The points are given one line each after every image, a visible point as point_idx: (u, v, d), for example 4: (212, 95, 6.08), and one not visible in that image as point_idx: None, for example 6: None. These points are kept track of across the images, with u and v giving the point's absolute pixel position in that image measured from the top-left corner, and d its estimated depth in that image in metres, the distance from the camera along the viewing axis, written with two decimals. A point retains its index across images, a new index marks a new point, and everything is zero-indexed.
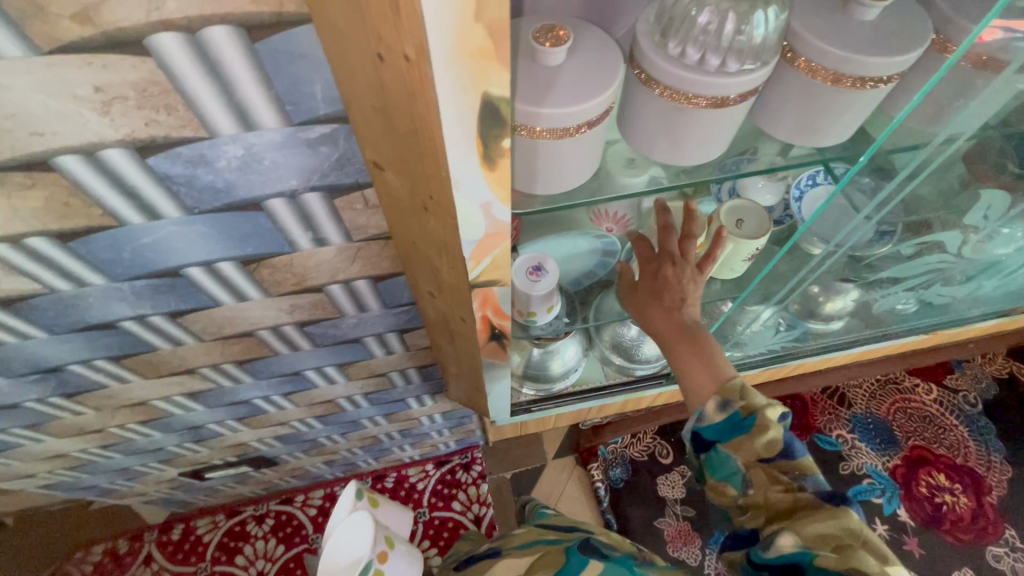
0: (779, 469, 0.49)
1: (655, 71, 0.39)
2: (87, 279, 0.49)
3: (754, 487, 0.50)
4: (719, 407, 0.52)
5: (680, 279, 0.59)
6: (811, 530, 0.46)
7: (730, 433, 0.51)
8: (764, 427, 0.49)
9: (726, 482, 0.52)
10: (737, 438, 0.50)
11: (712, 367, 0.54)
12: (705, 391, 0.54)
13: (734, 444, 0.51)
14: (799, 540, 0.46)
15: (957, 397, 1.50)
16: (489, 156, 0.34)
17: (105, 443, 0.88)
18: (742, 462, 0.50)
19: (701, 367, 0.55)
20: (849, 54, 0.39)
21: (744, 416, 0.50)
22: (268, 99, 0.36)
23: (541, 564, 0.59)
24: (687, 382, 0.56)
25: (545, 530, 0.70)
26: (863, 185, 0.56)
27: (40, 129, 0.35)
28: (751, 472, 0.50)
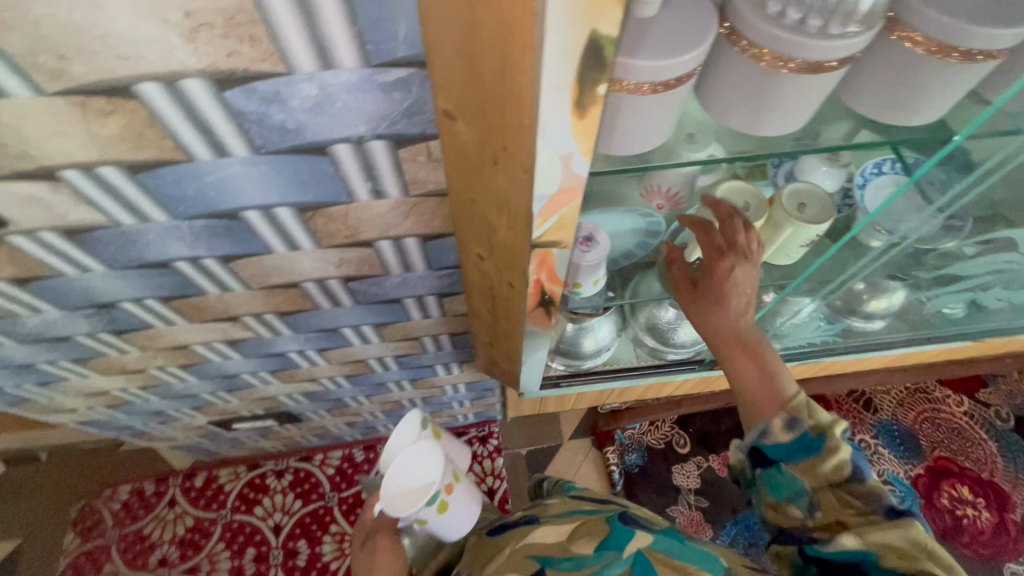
0: (850, 492, 0.49)
1: (752, 32, 0.38)
2: (149, 214, 0.49)
3: (822, 510, 0.50)
4: (785, 425, 0.53)
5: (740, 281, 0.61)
6: (875, 537, 0.46)
7: (798, 453, 0.52)
8: (833, 448, 0.50)
9: (789, 503, 0.52)
10: (805, 460, 0.51)
11: (777, 383, 0.56)
12: (769, 409, 0.55)
13: (803, 465, 0.51)
14: (860, 542, 0.46)
15: (989, 411, 1.46)
16: (582, 103, 0.33)
17: (144, 384, 0.90)
18: (810, 483, 0.51)
19: (763, 382, 0.57)
20: (959, 24, 0.37)
21: (814, 436, 0.51)
22: (350, 37, 0.35)
23: (587, 531, 0.61)
24: (748, 393, 0.58)
25: (581, 500, 0.72)
26: (934, 177, 0.54)
27: (126, 53, 0.35)
28: (819, 495, 0.51)
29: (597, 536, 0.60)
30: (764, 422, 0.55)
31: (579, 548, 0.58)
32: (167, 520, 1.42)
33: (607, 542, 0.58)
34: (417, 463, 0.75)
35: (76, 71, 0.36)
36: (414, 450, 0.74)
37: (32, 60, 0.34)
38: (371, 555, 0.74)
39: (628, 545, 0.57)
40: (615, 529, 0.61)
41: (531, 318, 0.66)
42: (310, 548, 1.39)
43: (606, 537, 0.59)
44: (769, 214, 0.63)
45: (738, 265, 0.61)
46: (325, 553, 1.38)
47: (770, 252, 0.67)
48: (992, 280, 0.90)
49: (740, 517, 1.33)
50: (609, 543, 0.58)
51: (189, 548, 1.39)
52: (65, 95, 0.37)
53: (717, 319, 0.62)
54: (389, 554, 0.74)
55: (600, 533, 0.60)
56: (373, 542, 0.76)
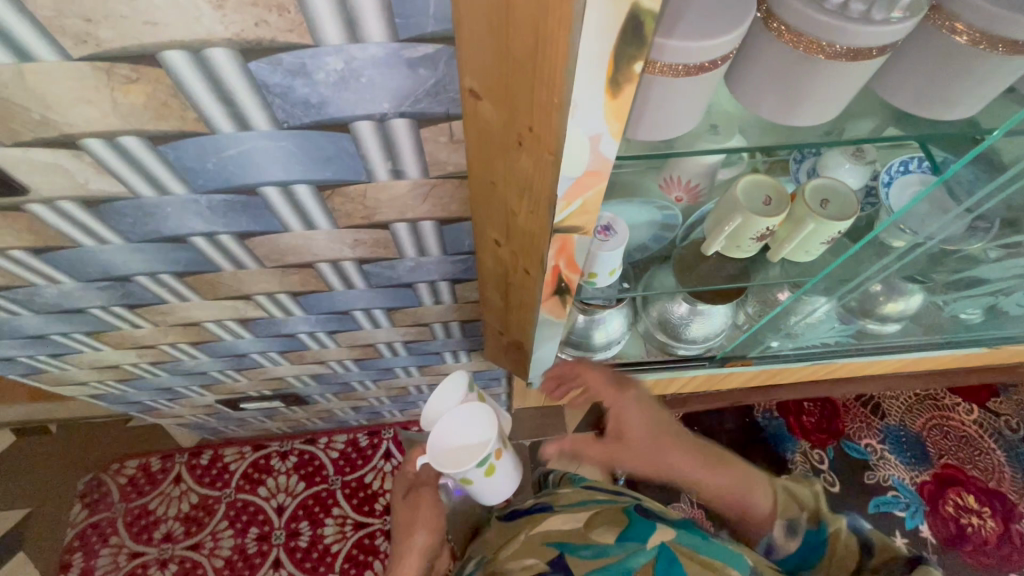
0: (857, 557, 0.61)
1: (792, 15, 0.37)
2: (169, 187, 0.49)
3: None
4: (788, 531, 0.66)
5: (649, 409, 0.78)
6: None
7: (815, 551, 0.63)
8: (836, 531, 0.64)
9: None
10: (824, 554, 0.62)
11: (757, 497, 0.69)
12: (761, 511, 0.68)
13: (825, 560, 0.62)
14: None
15: (999, 420, 1.44)
16: (617, 81, 0.32)
17: (155, 359, 0.91)
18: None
19: (745, 489, 0.70)
20: (1006, 13, 0.37)
21: (817, 531, 0.65)
22: (380, 9, 0.35)
23: (606, 521, 0.66)
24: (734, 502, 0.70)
25: (593, 491, 0.76)
26: (961, 179, 0.53)
27: (153, 19, 0.34)
28: None
29: (618, 526, 0.65)
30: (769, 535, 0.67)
31: (597, 535, 0.63)
32: (172, 497, 1.43)
33: (629, 533, 0.63)
34: (465, 424, 0.73)
35: (103, 36, 0.35)
36: (464, 411, 0.72)
37: (59, 22, 0.34)
38: (414, 507, 0.78)
39: (651, 538, 0.61)
40: (634, 521, 0.65)
41: (546, 307, 0.64)
42: (312, 530, 1.40)
43: (626, 528, 0.64)
44: (790, 210, 0.62)
45: (635, 396, 0.77)
46: (327, 535, 1.39)
47: (788, 248, 0.66)
48: (1012, 286, 0.89)
49: None
50: (630, 535, 0.62)
51: (193, 525, 1.40)
52: (91, 60, 0.37)
53: (667, 458, 0.74)
54: (432, 510, 0.77)
55: (618, 524, 0.65)
56: (416, 495, 0.79)
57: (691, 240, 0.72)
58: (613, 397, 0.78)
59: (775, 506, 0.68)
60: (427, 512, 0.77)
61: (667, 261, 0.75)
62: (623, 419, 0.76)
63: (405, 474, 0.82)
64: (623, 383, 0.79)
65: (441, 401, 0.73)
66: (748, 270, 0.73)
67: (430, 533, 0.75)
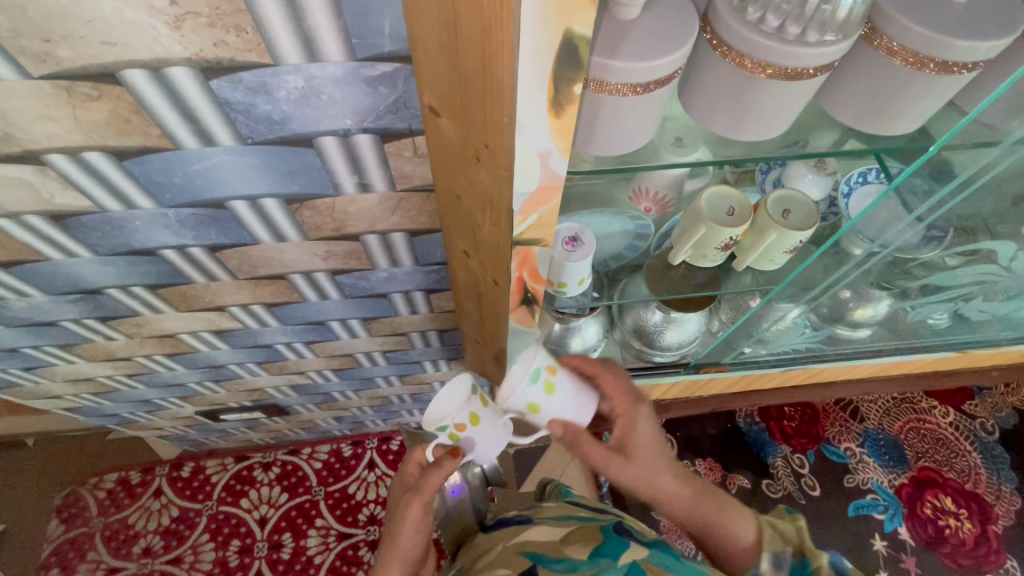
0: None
1: (729, 35, 0.39)
2: (136, 201, 0.49)
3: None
4: (772, 565, 0.63)
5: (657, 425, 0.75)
6: None
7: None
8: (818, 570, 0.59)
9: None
10: None
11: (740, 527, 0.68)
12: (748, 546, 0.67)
13: None
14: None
15: (974, 422, 1.47)
16: (559, 102, 0.34)
17: (131, 371, 0.90)
18: None
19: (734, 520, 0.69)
20: (934, 33, 0.38)
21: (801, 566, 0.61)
22: (336, 30, 0.36)
23: (581, 539, 0.69)
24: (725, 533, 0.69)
25: (574, 507, 0.80)
26: (916, 187, 0.53)
27: (111, 39, 0.35)
28: None
29: (592, 543, 0.67)
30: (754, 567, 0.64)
31: (571, 552, 0.66)
32: (152, 511, 1.41)
33: (602, 550, 0.65)
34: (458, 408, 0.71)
35: (62, 54, 0.36)
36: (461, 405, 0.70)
37: (18, 43, 0.35)
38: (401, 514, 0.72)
39: (623, 555, 0.64)
40: (609, 539, 0.68)
41: (514, 316, 0.66)
42: (295, 541, 1.38)
43: (599, 545, 0.67)
44: (753, 220, 0.63)
45: (645, 415, 0.74)
46: (310, 546, 1.38)
47: (754, 255, 0.67)
48: (975, 291, 0.91)
49: None
50: (603, 551, 0.65)
51: (174, 539, 1.38)
52: (50, 78, 0.37)
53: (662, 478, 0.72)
54: (419, 520, 0.71)
55: (594, 542, 0.67)
56: (404, 503, 0.72)
57: (663, 249, 0.73)
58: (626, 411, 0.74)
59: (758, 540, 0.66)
60: (413, 522, 0.71)
61: (639, 270, 0.77)
62: (632, 430, 0.73)
63: (406, 475, 0.76)
64: (635, 394, 0.75)
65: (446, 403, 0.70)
66: (719, 278, 0.74)
67: (415, 542, 0.71)
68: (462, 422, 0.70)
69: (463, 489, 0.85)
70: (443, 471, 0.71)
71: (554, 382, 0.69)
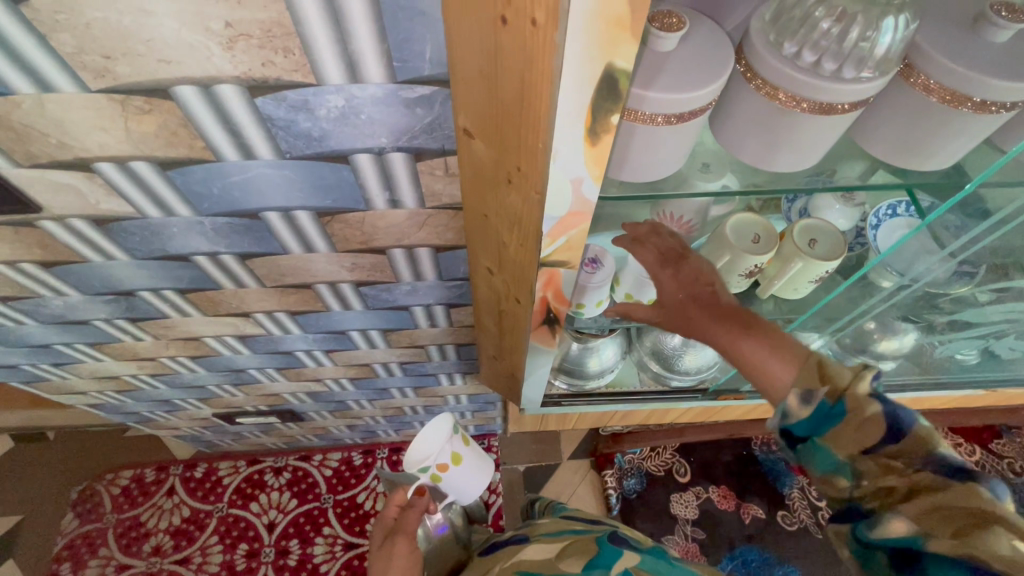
0: (891, 455, 0.40)
1: (763, 68, 0.40)
2: (175, 210, 0.51)
3: (867, 478, 0.41)
4: (801, 400, 0.43)
5: (689, 277, 0.52)
6: (927, 506, 0.38)
7: (824, 425, 0.42)
8: (858, 410, 0.40)
9: (833, 474, 0.42)
10: (833, 430, 0.41)
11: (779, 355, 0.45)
12: (780, 384, 0.44)
13: (833, 435, 0.41)
14: (915, 527, 0.38)
15: (1002, 463, 1.39)
16: (595, 131, 0.34)
17: (154, 371, 0.92)
18: (846, 454, 0.41)
19: (768, 358, 0.45)
20: (973, 73, 0.38)
21: (834, 404, 0.41)
22: (379, 54, 0.37)
23: (576, 551, 0.67)
24: (756, 376, 0.46)
25: (570, 521, 0.79)
26: (949, 223, 0.54)
27: (167, 57, 0.37)
28: (859, 464, 0.41)
29: (586, 555, 0.66)
30: (777, 401, 0.44)
31: (567, 565, 0.64)
32: (164, 509, 1.43)
33: (596, 561, 0.64)
34: (437, 445, 0.83)
35: (120, 70, 0.37)
36: (444, 443, 0.83)
37: (80, 58, 0.36)
38: (388, 555, 0.68)
39: (615, 564, 0.63)
40: (603, 550, 0.67)
41: (534, 335, 0.66)
42: (302, 548, 1.38)
43: (593, 557, 0.65)
44: (779, 248, 0.63)
45: (666, 272, 0.53)
46: (316, 554, 1.37)
47: (778, 286, 0.67)
48: (1005, 326, 0.89)
49: (737, 552, 1.30)
50: (597, 562, 0.64)
51: (183, 539, 1.39)
52: (107, 92, 0.39)
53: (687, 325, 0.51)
54: (408, 558, 0.67)
55: (589, 554, 0.66)
56: (391, 544, 0.69)
57: None
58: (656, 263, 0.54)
59: (798, 364, 0.44)
60: (402, 561, 0.67)
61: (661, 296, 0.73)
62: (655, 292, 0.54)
63: (386, 517, 0.76)
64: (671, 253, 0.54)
65: (428, 441, 0.82)
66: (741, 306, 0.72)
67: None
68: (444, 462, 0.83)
69: (447, 526, 0.89)
70: (419, 509, 0.76)
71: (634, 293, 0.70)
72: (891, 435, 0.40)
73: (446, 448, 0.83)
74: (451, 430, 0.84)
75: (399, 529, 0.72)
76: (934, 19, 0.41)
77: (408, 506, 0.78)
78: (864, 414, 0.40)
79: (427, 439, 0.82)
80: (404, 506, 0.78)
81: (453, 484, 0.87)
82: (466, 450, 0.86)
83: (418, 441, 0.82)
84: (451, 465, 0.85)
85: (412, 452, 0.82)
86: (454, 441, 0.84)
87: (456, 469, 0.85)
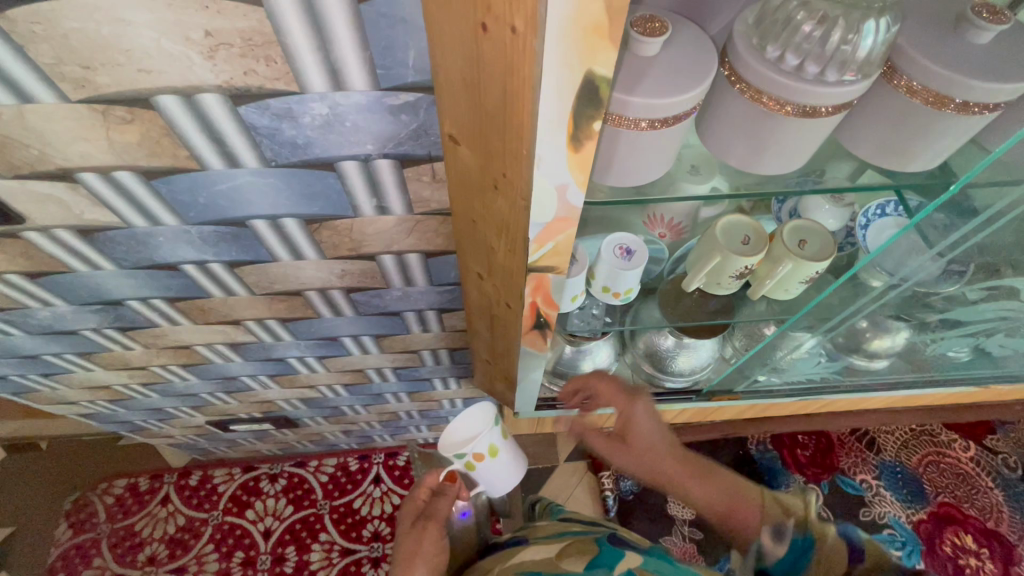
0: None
1: (747, 71, 0.40)
2: (162, 219, 0.51)
3: None
4: (776, 536, 0.53)
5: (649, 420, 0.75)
6: None
7: (800, 560, 0.50)
8: (822, 536, 0.51)
9: None
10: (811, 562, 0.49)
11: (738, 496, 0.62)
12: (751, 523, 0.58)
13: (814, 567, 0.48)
14: None
15: (996, 458, 1.39)
16: (577, 137, 0.34)
17: (145, 380, 0.91)
18: None
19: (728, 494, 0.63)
20: (956, 75, 0.39)
21: (803, 537, 0.51)
22: (363, 60, 0.37)
23: (577, 552, 0.67)
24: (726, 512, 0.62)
25: (568, 523, 0.79)
26: (936, 221, 0.53)
27: (147, 67, 0.36)
28: None
29: (587, 555, 0.65)
30: (757, 541, 0.55)
31: (569, 565, 0.64)
32: (158, 518, 1.42)
33: (598, 561, 0.64)
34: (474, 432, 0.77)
35: (100, 81, 0.37)
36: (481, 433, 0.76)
37: (59, 69, 0.36)
38: (419, 536, 0.74)
39: (618, 564, 0.62)
40: (604, 550, 0.66)
41: (524, 339, 0.66)
42: (298, 555, 1.37)
43: (595, 557, 0.65)
44: (768, 249, 0.63)
45: (639, 409, 0.75)
46: (313, 561, 1.37)
47: (769, 287, 0.67)
48: (996, 321, 0.90)
49: None
50: (599, 562, 0.64)
51: (178, 548, 1.38)
52: (88, 103, 0.38)
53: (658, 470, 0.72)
54: (435, 545, 0.73)
55: (589, 554, 0.66)
56: (422, 526, 0.74)
57: (677, 274, 0.72)
58: (622, 401, 0.77)
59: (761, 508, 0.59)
60: (430, 546, 0.73)
61: (653, 294, 0.76)
62: (628, 424, 0.76)
63: (416, 498, 0.79)
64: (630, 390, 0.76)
65: (465, 426, 0.76)
66: (733, 305, 0.74)
67: (431, 568, 0.71)
68: (480, 453, 0.77)
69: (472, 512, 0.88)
70: (450, 498, 0.79)
71: (610, 289, 0.67)
72: (853, 557, 0.48)
73: (483, 438, 0.76)
74: (491, 419, 0.77)
75: (431, 515, 0.76)
76: (917, 20, 0.41)
77: (438, 491, 0.80)
78: (827, 539, 0.50)
79: (466, 423, 0.76)
80: (435, 489, 0.80)
81: (485, 476, 0.81)
82: (504, 442, 0.79)
83: (456, 423, 0.76)
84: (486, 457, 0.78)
85: (448, 435, 0.77)
86: (493, 433, 0.77)
87: (492, 462, 0.78)
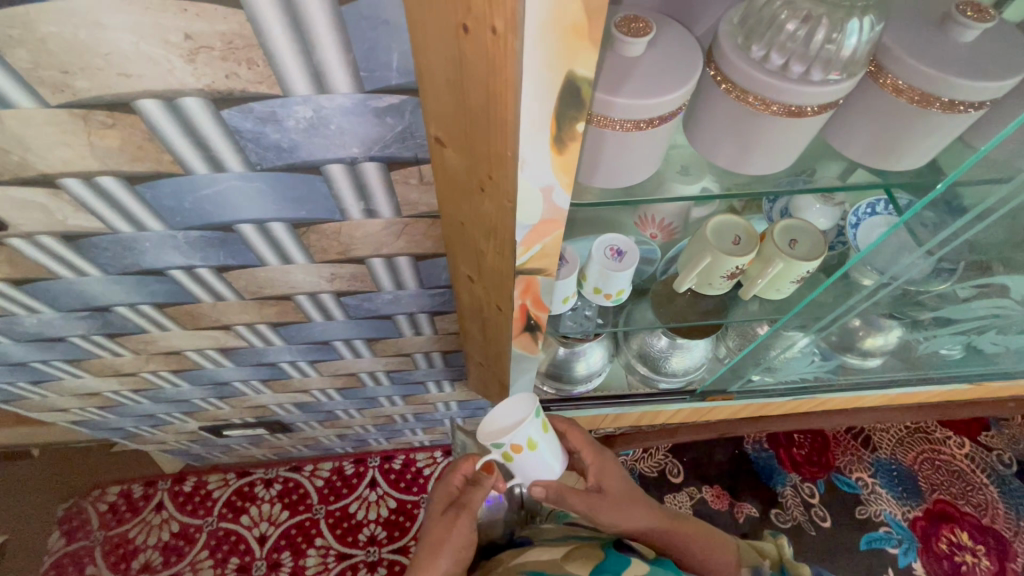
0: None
1: (732, 71, 0.40)
2: (147, 224, 0.50)
3: None
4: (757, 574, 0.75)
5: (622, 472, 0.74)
6: None
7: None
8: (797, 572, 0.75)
9: None
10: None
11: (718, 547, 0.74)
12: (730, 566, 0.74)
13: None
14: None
15: (990, 454, 1.40)
16: (561, 139, 0.34)
17: (136, 386, 0.91)
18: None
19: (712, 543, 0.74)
20: (940, 73, 0.39)
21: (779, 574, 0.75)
22: (345, 63, 0.36)
23: (583, 555, 0.68)
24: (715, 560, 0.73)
25: (573, 526, 0.79)
26: (925, 220, 0.53)
27: (126, 71, 0.36)
28: None
29: (593, 560, 0.66)
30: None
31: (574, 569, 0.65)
32: (152, 525, 1.41)
33: (603, 567, 0.65)
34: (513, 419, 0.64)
35: (79, 85, 0.37)
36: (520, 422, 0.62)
37: (37, 74, 0.36)
38: (449, 526, 0.69)
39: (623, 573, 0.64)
40: (609, 555, 0.67)
41: (516, 342, 0.65)
42: (294, 560, 1.37)
43: (600, 562, 0.66)
44: (760, 249, 0.63)
45: (611, 462, 0.74)
46: (309, 566, 1.36)
47: (758, 287, 0.67)
48: (987, 318, 0.90)
49: None
50: (605, 568, 0.65)
51: (173, 555, 1.37)
52: (67, 107, 0.38)
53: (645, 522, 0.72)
54: (462, 539, 0.69)
55: (594, 559, 0.67)
56: (453, 515, 0.70)
57: (670, 274, 0.72)
58: (594, 456, 0.72)
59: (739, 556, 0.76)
60: (455, 539, 0.69)
61: (645, 297, 0.76)
62: (605, 474, 0.72)
63: (449, 484, 0.73)
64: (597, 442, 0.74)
65: (505, 411, 0.64)
66: (725, 305, 0.73)
67: (455, 561, 0.69)
68: (518, 445, 0.63)
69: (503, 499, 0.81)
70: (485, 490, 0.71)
71: (601, 290, 0.67)
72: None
73: (521, 427, 0.62)
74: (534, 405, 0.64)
75: (463, 505, 0.70)
76: (902, 19, 0.41)
77: (474, 480, 0.72)
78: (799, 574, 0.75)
79: (506, 407, 0.64)
80: (470, 478, 0.73)
81: (524, 472, 0.66)
82: (546, 436, 0.64)
83: (497, 408, 0.65)
84: (525, 450, 0.64)
85: (485, 420, 0.65)
86: (533, 422, 0.62)
87: (532, 457, 0.64)
